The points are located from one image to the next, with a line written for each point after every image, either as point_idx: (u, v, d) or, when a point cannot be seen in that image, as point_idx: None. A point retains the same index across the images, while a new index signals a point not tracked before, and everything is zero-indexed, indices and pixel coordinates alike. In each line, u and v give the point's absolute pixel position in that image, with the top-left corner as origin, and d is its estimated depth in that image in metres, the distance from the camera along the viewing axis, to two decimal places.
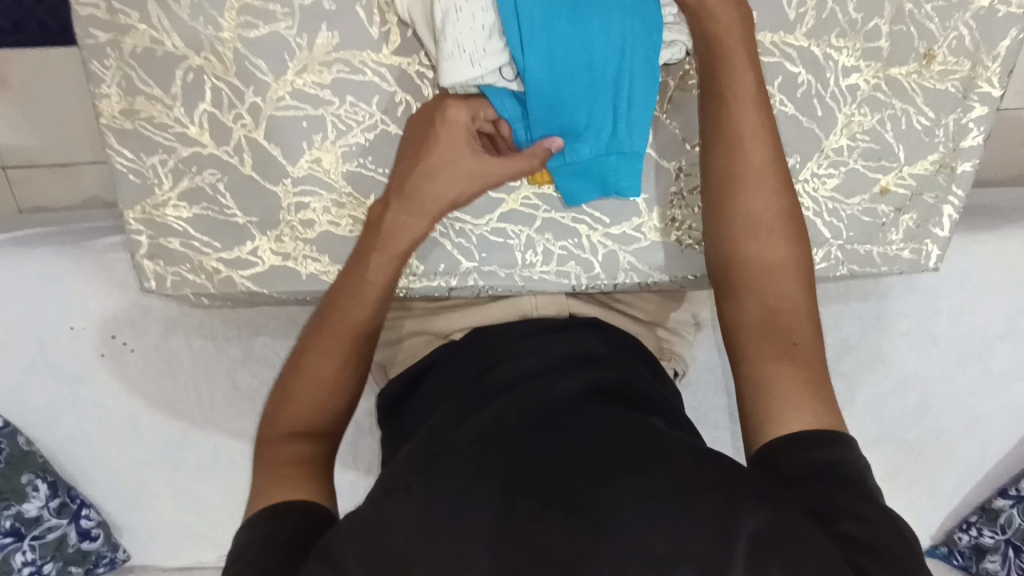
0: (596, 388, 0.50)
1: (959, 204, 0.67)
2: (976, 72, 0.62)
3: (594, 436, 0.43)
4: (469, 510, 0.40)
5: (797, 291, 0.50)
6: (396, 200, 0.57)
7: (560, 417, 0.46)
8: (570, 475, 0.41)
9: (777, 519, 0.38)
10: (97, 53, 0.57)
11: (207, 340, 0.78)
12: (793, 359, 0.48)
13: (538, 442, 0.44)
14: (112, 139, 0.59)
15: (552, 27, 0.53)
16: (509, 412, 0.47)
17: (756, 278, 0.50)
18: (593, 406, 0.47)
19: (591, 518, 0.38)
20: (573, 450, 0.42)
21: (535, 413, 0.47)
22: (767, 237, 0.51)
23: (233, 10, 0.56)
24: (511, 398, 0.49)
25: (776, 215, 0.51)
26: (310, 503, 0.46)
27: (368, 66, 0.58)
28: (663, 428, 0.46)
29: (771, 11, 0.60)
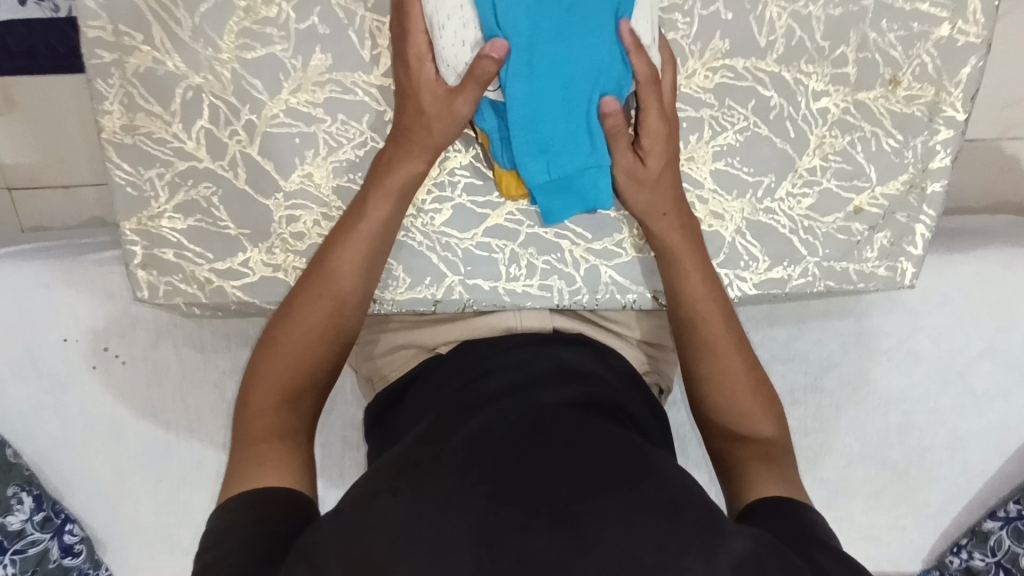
0: (583, 401, 0.53)
1: (931, 224, 0.69)
2: (940, 97, 0.65)
3: (583, 452, 0.46)
4: (456, 513, 0.42)
5: (772, 430, 0.57)
6: (391, 143, 0.60)
7: (548, 427, 0.48)
8: (559, 483, 0.43)
9: (754, 545, 0.41)
10: (101, 71, 0.59)
11: (196, 351, 0.81)
12: (762, 453, 0.56)
13: (526, 452, 0.46)
14: (111, 152, 0.61)
15: (537, 39, 0.54)
16: (497, 421, 0.49)
17: (735, 410, 0.57)
18: (580, 418, 0.50)
19: (577, 530, 0.40)
20: (561, 461, 0.45)
21: (522, 421, 0.49)
22: (738, 387, 0.58)
23: (232, 32, 0.59)
24: (499, 407, 0.51)
25: (740, 372, 0.58)
26: (289, 490, 0.50)
27: (359, 87, 0.61)
28: (644, 445, 0.49)
29: (743, 39, 0.63)
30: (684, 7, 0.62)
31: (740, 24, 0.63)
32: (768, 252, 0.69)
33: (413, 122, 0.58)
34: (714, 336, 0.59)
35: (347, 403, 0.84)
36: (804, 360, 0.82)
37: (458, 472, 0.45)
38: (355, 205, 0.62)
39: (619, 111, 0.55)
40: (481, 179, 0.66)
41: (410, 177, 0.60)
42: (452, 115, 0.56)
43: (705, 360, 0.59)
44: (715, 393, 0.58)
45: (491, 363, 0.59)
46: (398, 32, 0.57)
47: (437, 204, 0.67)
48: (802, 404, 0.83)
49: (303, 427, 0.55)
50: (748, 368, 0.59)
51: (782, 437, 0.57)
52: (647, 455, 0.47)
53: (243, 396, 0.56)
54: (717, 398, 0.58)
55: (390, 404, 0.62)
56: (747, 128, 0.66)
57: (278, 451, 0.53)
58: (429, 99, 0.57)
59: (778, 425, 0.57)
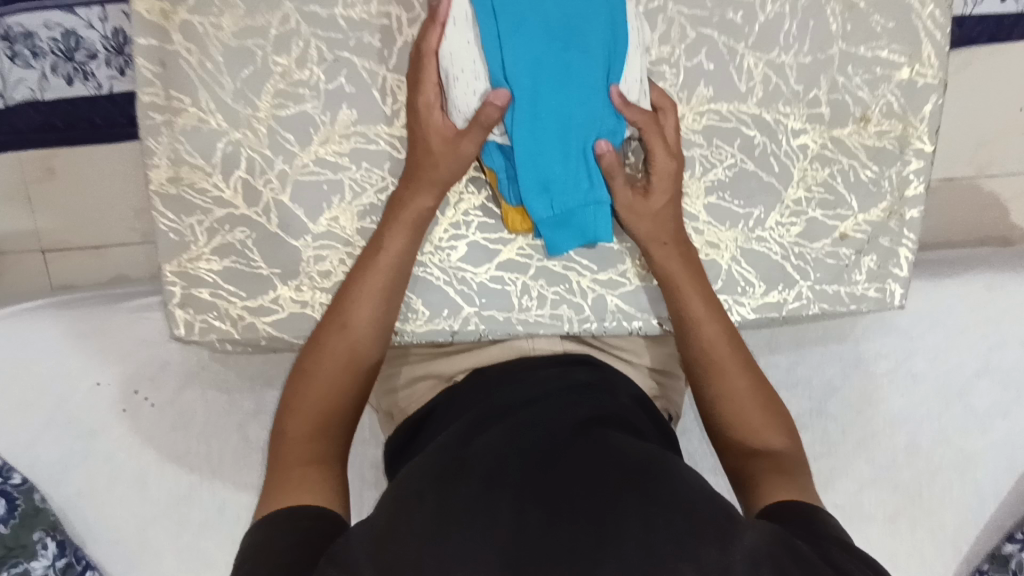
0: (595, 417, 0.56)
1: (913, 246, 0.74)
2: (908, 131, 0.72)
3: (599, 457, 0.49)
4: (480, 518, 0.44)
5: (779, 443, 0.60)
6: (405, 181, 0.65)
7: (564, 440, 0.51)
8: (577, 488, 0.46)
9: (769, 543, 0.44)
10: (153, 131, 0.66)
11: (221, 393, 0.85)
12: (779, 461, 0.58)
13: (544, 462, 0.49)
14: (157, 202, 0.67)
15: (538, 91, 0.60)
16: (515, 437, 0.53)
17: (745, 423, 0.60)
18: (594, 431, 0.53)
19: (598, 528, 0.43)
20: (578, 468, 0.48)
21: (538, 436, 0.53)
22: (745, 405, 0.61)
23: (269, 94, 0.67)
24: (516, 425, 0.55)
25: (745, 391, 0.61)
26: (322, 509, 0.53)
27: (381, 138, 0.68)
28: (657, 452, 0.51)
29: (725, 86, 0.70)
30: (671, 60, 0.69)
31: (721, 73, 0.70)
32: (763, 278, 0.74)
33: (425, 163, 0.64)
34: (719, 357, 0.63)
35: (366, 443, 0.86)
36: (807, 385, 0.86)
37: (480, 482, 0.48)
38: (374, 238, 0.67)
39: (613, 152, 0.61)
40: (492, 217, 0.71)
41: (422, 210, 0.65)
42: (461, 155, 0.62)
43: (712, 380, 0.62)
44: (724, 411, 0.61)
45: (507, 386, 0.62)
46: (409, 84, 0.63)
47: (453, 241, 0.72)
48: (808, 429, 0.85)
49: (334, 452, 0.59)
50: (753, 386, 0.62)
51: (796, 450, 0.60)
52: (661, 459, 0.50)
53: (279, 425, 0.59)
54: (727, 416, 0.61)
55: (410, 436, 0.65)
56: (735, 164, 0.72)
57: (310, 474, 0.56)
58: (437, 140, 0.63)
59: (788, 439, 0.60)
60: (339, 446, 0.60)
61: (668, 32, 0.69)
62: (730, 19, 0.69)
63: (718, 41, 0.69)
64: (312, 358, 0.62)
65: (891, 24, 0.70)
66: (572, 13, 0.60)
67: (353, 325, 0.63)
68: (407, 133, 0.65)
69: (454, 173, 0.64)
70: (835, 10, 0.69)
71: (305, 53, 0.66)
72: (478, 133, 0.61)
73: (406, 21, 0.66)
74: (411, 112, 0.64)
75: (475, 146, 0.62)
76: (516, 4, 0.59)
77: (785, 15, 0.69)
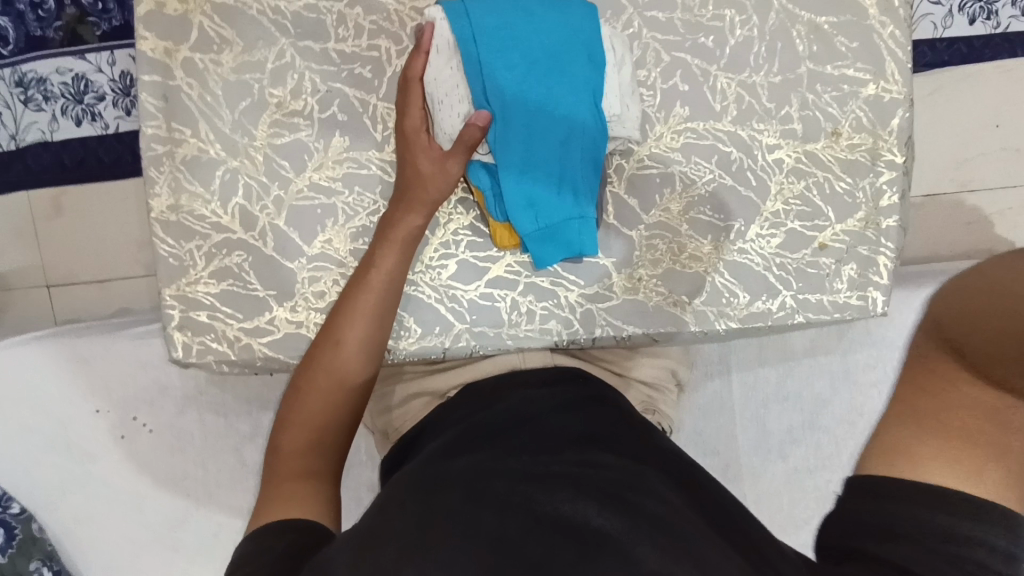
0: (582, 438, 0.58)
1: (892, 255, 0.76)
2: (878, 145, 0.75)
3: (585, 479, 0.52)
4: (465, 530, 0.46)
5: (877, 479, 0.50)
6: (396, 201, 0.68)
7: (549, 462, 0.54)
8: (560, 504, 0.48)
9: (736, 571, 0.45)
10: (155, 161, 0.69)
11: (219, 417, 0.86)
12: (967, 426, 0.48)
13: (529, 481, 0.51)
14: (158, 229, 0.70)
15: (521, 113, 0.64)
16: (501, 456, 0.55)
17: None
18: (582, 454, 0.55)
19: (581, 542, 0.45)
20: (562, 488, 0.50)
21: (524, 457, 0.55)
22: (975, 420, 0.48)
23: (265, 124, 0.70)
24: (502, 446, 0.57)
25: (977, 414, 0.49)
26: (313, 519, 0.54)
27: (373, 162, 0.71)
28: (641, 475, 0.54)
29: (701, 106, 0.74)
30: (647, 83, 0.73)
31: (696, 94, 0.73)
32: (747, 288, 0.76)
33: (414, 184, 0.67)
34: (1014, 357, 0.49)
35: (362, 465, 0.87)
36: (797, 399, 0.87)
37: (466, 495, 0.50)
38: (366, 257, 0.69)
39: None
40: (481, 237, 0.74)
41: (412, 229, 0.68)
42: (446, 175, 0.65)
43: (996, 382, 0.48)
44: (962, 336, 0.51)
45: (494, 406, 0.64)
46: (398, 109, 0.67)
47: (443, 260, 0.74)
48: (801, 442, 0.86)
49: (325, 467, 0.60)
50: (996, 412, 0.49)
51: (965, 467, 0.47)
52: (644, 484, 0.52)
53: (275, 439, 0.61)
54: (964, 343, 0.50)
55: (404, 453, 0.67)
56: (713, 180, 0.74)
57: (301, 487, 0.57)
58: (425, 162, 0.66)
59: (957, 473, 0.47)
60: (328, 460, 0.61)
61: (643, 56, 0.73)
62: (702, 43, 0.73)
63: (692, 64, 0.73)
64: (306, 373, 0.64)
65: (854, 44, 0.74)
66: (551, 42, 0.65)
67: (346, 340, 0.65)
68: (397, 156, 0.69)
69: (441, 194, 0.67)
70: (801, 33, 0.74)
71: (299, 85, 0.70)
72: (462, 152, 0.64)
73: (395, 53, 0.71)
74: (400, 135, 0.67)
75: (460, 164, 0.65)
76: (495, 32, 0.63)
77: (754, 39, 0.73)
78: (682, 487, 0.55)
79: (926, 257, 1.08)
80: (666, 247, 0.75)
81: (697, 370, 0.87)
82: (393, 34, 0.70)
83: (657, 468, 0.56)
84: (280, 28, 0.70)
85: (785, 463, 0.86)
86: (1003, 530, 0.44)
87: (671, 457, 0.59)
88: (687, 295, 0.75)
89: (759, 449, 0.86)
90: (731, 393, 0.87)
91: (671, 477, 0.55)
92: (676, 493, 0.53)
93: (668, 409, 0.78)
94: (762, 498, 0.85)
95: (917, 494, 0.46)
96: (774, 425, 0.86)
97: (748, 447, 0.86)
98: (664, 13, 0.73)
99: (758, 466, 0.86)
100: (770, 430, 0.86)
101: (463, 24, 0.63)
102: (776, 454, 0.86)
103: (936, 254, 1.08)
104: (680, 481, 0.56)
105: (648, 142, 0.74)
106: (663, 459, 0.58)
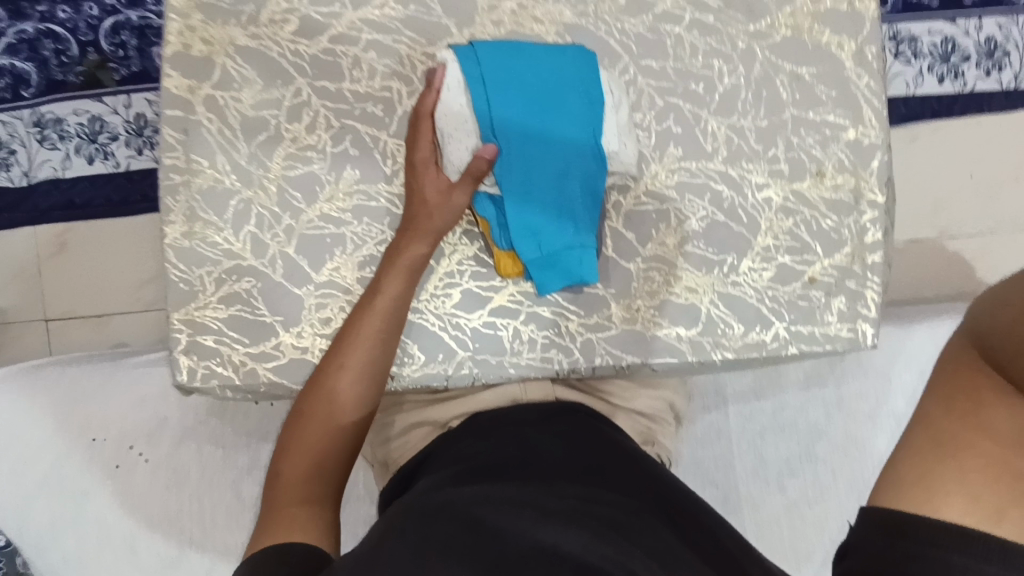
0: (578, 471, 0.60)
1: (878, 289, 0.79)
2: (861, 184, 0.79)
3: (583, 512, 0.53)
4: (466, 559, 0.46)
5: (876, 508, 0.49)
6: (402, 230, 0.71)
7: (547, 497, 0.54)
8: (559, 535, 0.49)
9: None
10: (172, 190, 0.72)
11: (217, 448, 0.85)
12: (997, 455, 0.47)
13: (528, 513, 0.52)
14: (171, 255, 0.72)
15: (525, 147, 0.68)
16: (500, 489, 0.55)
17: None
18: (579, 488, 0.57)
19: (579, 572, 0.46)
20: (562, 522, 0.51)
21: (522, 490, 0.56)
22: (986, 455, 0.47)
23: (280, 157, 0.74)
24: (500, 480, 0.58)
25: (989, 451, 0.47)
26: (313, 544, 0.54)
27: (382, 195, 0.74)
28: (634, 510, 0.55)
29: (693, 147, 0.78)
30: (643, 125, 0.78)
31: (688, 135, 0.78)
32: (741, 319, 0.78)
33: (421, 212, 0.69)
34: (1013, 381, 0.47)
35: (360, 499, 0.86)
36: (793, 430, 0.88)
37: (464, 521, 0.50)
38: (371, 285, 0.71)
39: None
40: (485, 266, 0.76)
41: (417, 257, 0.70)
42: (452, 205, 0.68)
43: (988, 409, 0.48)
44: (1008, 345, 0.47)
45: (491, 441, 0.65)
46: (407, 142, 0.71)
47: (447, 289, 0.76)
48: (799, 474, 0.87)
49: (325, 492, 0.61)
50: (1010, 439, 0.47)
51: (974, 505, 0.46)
52: (637, 519, 0.54)
53: (275, 464, 0.62)
54: (1004, 354, 0.48)
55: (405, 482, 0.67)
56: (706, 216, 0.78)
57: (301, 512, 0.57)
58: (431, 192, 0.69)
59: (964, 510, 0.45)
60: (328, 486, 0.61)
61: (639, 101, 0.78)
62: (693, 90, 0.78)
63: (684, 108, 0.78)
64: (311, 395, 0.65)
65: (833, 92, 0.79)
66: (552, 81, 0.70)
67: (350, 363, 0.66)
68: (405, 186, 0.72)
69: (446, 223, 0.69)
70: (783, 81, 0.79)
71: (314, 121, 0.74)
72: (468, 182, 0.67)
73: (406, 93, 0.75)
74: (409, 166, 0.71)
75: (465, 196, 0.68)
76: (501, 74, 0.68)
77: (741, 86, 0.79)
78: (672, 520, 0.56)
79: (913, 297, 1.12)
80: (663, 279, 0.78)
81: (694, 404, 0.89)
82: (404, 76, 0.75)
83: (649, 503, 0.57)
84: (298, 69, 0.74)
85: (785, 496, 0.86)
86: (999, 562, 0.43)
87: (662, 489, 0.60)
88: (684, 325, 0.77)
89: (759, 482, 0.86)
90: (728, 425, 0.88)
91: (662, 512, 0.57)
92: (667, 528, 0.55)
93: (667, 440, 0.79)
94: (764, 533, 0.85)
95: (924, 533, 0.45)
96: (772, 456, 0.87)
97: (747, 479, 0.86)
98: (657, 62, 0.78)
99: (759, 499, 0.86)
100: (768, 461, 0.87)
101: (472, 66, 0.68)
102: (775, 486, 0.86)
103: (923, 296, 1.12)
104: (670, 514, 0.57)
105: (645, 179, 0.78)
106: (654, 493, 0.59)
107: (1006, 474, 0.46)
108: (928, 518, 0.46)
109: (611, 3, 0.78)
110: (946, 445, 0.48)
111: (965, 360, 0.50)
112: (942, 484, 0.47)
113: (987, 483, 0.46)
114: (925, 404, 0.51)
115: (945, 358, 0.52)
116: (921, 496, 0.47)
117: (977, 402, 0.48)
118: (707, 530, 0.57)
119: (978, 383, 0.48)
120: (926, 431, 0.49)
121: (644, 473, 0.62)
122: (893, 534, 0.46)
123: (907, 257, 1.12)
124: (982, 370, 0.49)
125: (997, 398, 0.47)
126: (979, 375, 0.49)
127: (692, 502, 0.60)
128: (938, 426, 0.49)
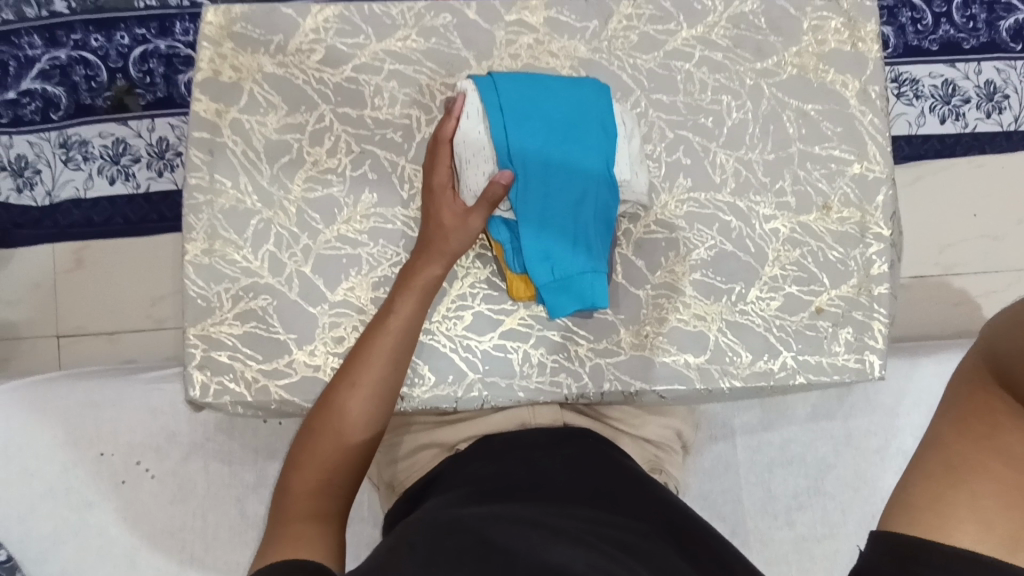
0: (588, 495, 0.60)
1: (885, 321, 0.80)
2: (866, 218, 0.81)
3: (592, 533, 0.53)
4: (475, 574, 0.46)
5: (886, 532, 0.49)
6: (418, 251, 0.72)
7: (558, 517, 0.55)
8: (569, 554, 0.49)
9: None
10: (195, 208, 0.74)
11: (223, 466, 0.85)
12: (1011, 480, 0.47)
13: (537, 531, 0.52)
14: (190, 270, 0.74)
15: (541, 173, 0.70)
16: (509, 509, 0.55)
17: None
18: (588, 510, 0.57)
19: None
20: (570, 541, 0.51)
21: (531, 511, 0.56)
22: (1000, 481, 0.47)
23: (301, 179, 0.76)
24: (510, 502, 0.58)
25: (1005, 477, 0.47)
26: (321, 559, 0.54)
27: (398, 218, 0.76)
28: (644, 533, 0.55)
29: (702, 178, 0.80)
30: (653, 156, 0.80)
31: (697, 167, 0.80)
32: (749, 348, 0.79)
33: (437, 234, 0.71)
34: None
35: (364, 522, 0.86)
36: (801, 462, 0.87)
37: (472, 538, 0.50)
38: (385, 305, 0.72)
39: None
40: (497, 290, 0.77)
41: (431, 278, 0.71)
42: (468, 228, 0.70)
43: (1003, 433, 0.48)
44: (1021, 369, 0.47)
45: (500, 462, 0.65)
46: (425, 167, 0.73)
47: (459, 311, 0.77)
48: (808, 508, 0.86)
49: (335, 509, 0.61)
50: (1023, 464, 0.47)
51: (985, 532, 0.46)
52: (647, 543, 0.54)
53: (285, 480, 0.62)
54: (1018, 375, 0.47)
55: (413, 502, 0.67)
56: (714, 246, 0.80)
57: (310, 528, 0.57)
58: (448, 215, 0.71)
59: (977, 536, 0.46)
60: (338, 503, 0.62)
61: (650, 133, 0.80)
62: (702, 123, 0.81)
63: (693, 140, 0.81)
64: (322, 412, 0.65)
65: (838, 129, 0.82)
66: (568, 112, 0.72)
67: (362, 380, 0.67)
68: (422, 209, 0.74)
69: (461, 245, 0.71)
70: (790, 117, 0.82)
71: (335, 145, 0.77)
72: (483, 206, 0.69)
73: (424, 121, 0.78)
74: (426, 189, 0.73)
75: (480, 220, 0.70)
76: (520, 103, 0.71)
77: (748, 120, 0.81)
78: (682, 546, 0.56)
79: (917, 332, 1.12)
80: (672, 307, 0.79)
81: (701, 434, 0.88)
82: (423, 104, 0.78)
83: (658, 528, 0.57)
84: (322, 96, 0.77)
85: (792, 530, 0.85)
86: None
87: (672, 514, 0.60)
88: (693, 352, 0.78)
89: (766, 515, 0.86)
90: (736, 456, 0.88)
91: (672, 538, 0.57)
92: (677, 553, 0.55)
93: (674, 469, 0.79)
94: (772, 568, 0.84)
95: (938, 560, 0.45)
96: (779, 489, 0.87)
97: (754, 511, 0.86)
98: (667, 96, 0.81)
99: (766, 532, 0.85)
100: (776, 494, 0.86)
101: (492, 96, 0.70)
102: (782, 520, 0.86)
103: (927, 331, 1.13)
104: (680, 540, 0.57)
105: (655, 208, 0.79)
106: (664, 519, 0.59)
107: (1019, 499, 0.47)
108: (942, 545, 0.46)
109: (624, 40, 0.81)
110: (966, 470, 0.48)
111: (980, 383, 0.50)
112: (954, 509, 0.47)
113: (1000, 509, 0.46)
114: (937, 427, 0.51)
115: (959, 380, 0.52)
116: (935, 522, 0.47)
117: (991, 426, 0.48)
118: (716, 555, 0.57)
119: (993, 406, 0.49)
120: (939, 455, 0.50)
121: (653, 498, 0.62)
122: (909, 560, 0.46)
123: (912, 294, 1.13)
124: (997, 394, 0.49)
125: (1012, 421, 0.48)
126: (992, 398, 0.49)
127: (701, 528, 0.60)
128: (952, 450, 0.49)
